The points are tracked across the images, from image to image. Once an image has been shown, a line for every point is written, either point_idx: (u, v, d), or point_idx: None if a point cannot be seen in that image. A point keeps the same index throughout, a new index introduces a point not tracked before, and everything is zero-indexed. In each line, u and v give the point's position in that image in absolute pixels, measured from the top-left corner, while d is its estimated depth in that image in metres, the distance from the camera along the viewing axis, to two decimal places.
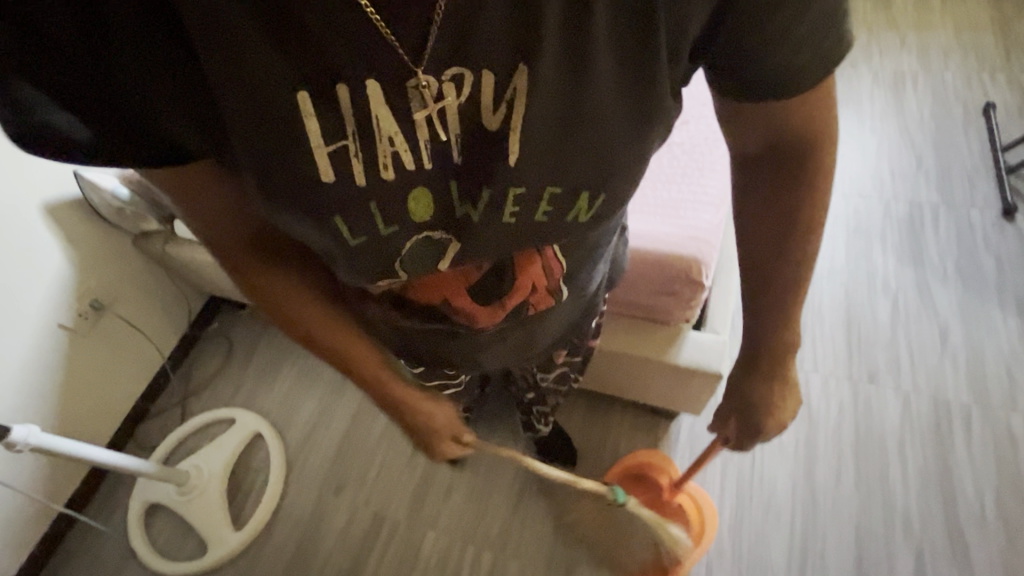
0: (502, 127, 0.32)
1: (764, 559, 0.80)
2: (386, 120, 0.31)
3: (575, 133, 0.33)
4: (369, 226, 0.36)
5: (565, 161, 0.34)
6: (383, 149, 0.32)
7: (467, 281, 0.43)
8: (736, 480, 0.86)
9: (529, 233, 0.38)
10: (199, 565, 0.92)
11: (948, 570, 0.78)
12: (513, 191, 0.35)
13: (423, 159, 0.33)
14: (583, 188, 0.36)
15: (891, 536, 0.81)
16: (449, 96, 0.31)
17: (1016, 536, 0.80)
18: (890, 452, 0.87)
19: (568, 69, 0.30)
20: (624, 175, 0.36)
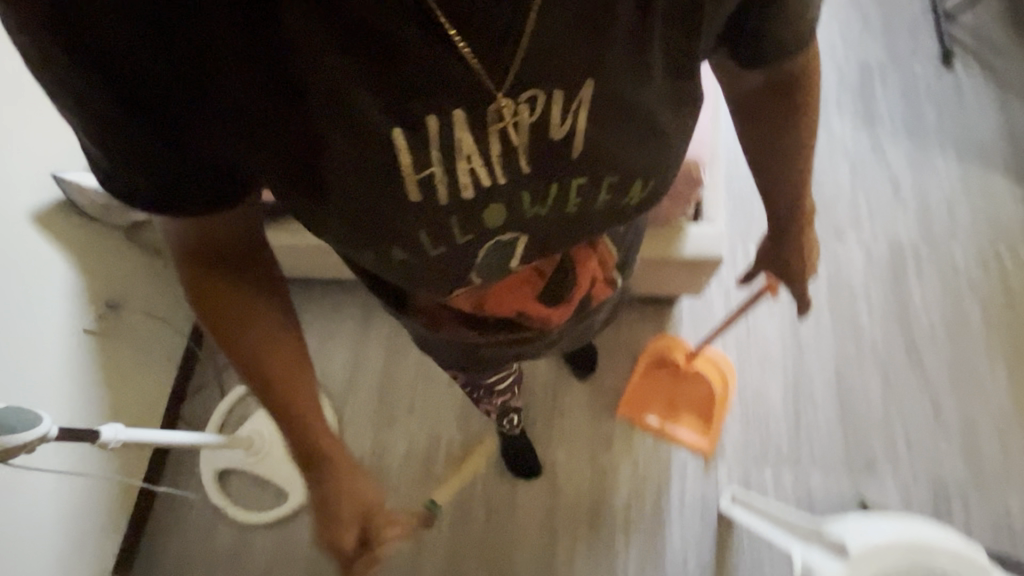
0: (566, 134, 0.39)
1: (765, 399, 0.97)
2: (467, 141, 0.37)
3: (626, 128, 0.41)
4: (449, 233, 0.42)
5: (619, 154, 0.42)
6: (465, 167, 0.38)
7: (537, 283, 0.57)
8: (735, 344, 1.01)
9: (588, 218, 0.47)
10: (285, 510, 1.03)
11: (907, 377, 0.96)
12: (577, 182, 0.43)
13: (498, 172, 0.40)
14: (636, 174, 0.45)
15: (863, 363, 0.98)
16: (524, 114, 0.37)
17: (959, 340, 0.97)
18: (856, 294, 1.02)
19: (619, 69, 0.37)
20: (664, 151, 0.45)
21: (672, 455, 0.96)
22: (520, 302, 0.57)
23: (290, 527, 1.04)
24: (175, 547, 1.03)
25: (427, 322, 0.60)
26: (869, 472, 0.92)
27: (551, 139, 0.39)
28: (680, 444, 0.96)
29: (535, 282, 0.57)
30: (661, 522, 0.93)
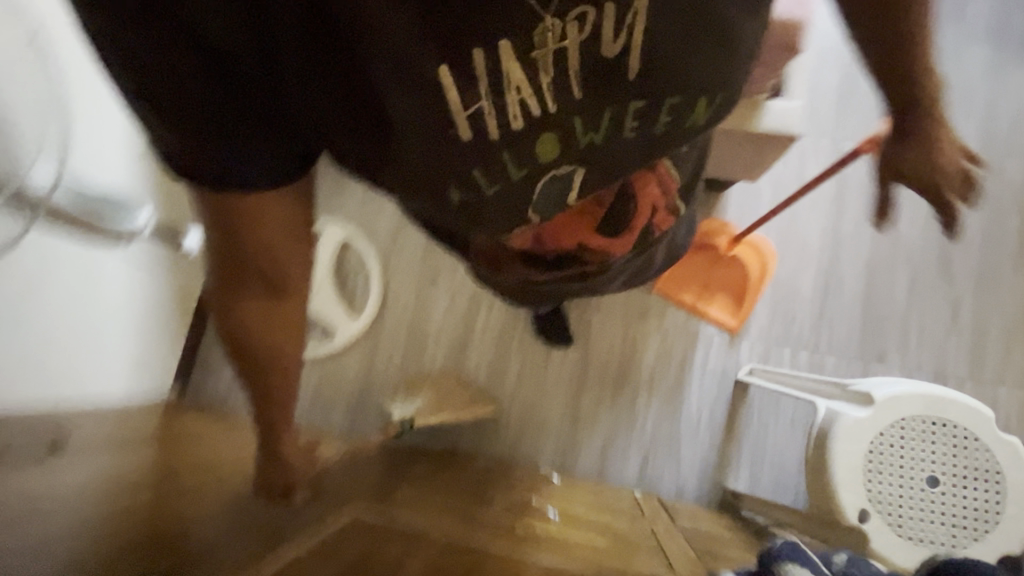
0: (621, 50, 0.38)
1: (796, 290, 1.02)
2: (515, 75, 0.37)
3: (699, 30, 0.39)
4: (500, 174, 0.43)
5: (686, 63, 0.40)
6: (513, 98, 0.38)
7: (592, 217, 0.56)
8: (777, 235, 1.04)
9: (649, 140, 0.45)
10: (330, 347, 1.10)
11: (934, 282, 1.01)
12: (635, 105, 0.42)
13: (547, 99, 0.40)
14: (703, 89, 0.42)
15: (894, 267, 1.02)
16: (572, 33, 0.36)
17: (990, 253, 1.01)
18: (904, 200, 1.04)
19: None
20: (742, 53, 0.42)
21: (700, 328, 1.03)
22: (576, 238, 0.58)
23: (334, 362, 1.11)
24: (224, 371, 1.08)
25: (486, 266, 0.62)
26: (878, 362, 0.99)
27: (602, 58, 0.38)
28: (709, 321, 1.03)
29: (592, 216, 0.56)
30: (683, 385, 1.02)
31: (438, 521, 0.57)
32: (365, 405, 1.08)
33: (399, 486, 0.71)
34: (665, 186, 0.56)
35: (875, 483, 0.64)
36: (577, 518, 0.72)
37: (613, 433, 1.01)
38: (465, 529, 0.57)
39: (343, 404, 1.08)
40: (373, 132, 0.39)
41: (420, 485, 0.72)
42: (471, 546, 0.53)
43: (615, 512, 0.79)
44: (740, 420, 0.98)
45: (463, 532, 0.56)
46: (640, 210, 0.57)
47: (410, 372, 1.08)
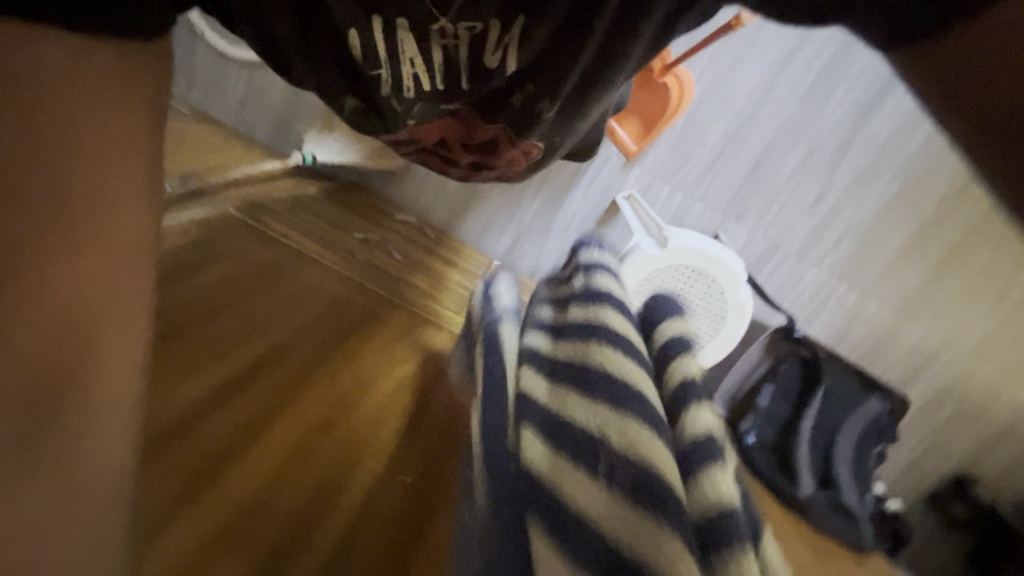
0: (497, 65, 0.55)
1: (701, 135, 1.07)
2: (410, 43, 0.53)
3: (559, 64, 0.54)
4: (394, 109, 0.61)
5: (546, 87, 0.57)
6: (406, 67, 0.56)
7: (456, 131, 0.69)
8: (712, 73, 1.03)
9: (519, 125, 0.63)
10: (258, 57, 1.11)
11: (822, 167, 1.06)
12: (511, 99, 0.60)
13: (434, 72, 0.57)
14: (552, 109, 0.60)
15: (798, 142, 1.05)
16: (459, 37, 0.53)
17: (888, 154, 1.04)
18: (849, 76, 1.01)
19: (540, 33, 0.52)
20: (606, 84, 0.58)
21: (603, 145, 1.09)
22: (439, 135, 0.71)
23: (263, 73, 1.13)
24: None
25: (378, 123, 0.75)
26: (736, 221, 1.11)
27: (481, 62, 0.55)
28: (613, 141, 1.07)
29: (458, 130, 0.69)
30: (568, 190, 1.12)
31: (289, 237, 0.73)
32: (289, 127, 1.15)
33: (282, 201, 0.86)
34: (526, 149, 0.70)
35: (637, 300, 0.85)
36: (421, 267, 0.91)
37: (496, 213, 1.15)
38: (313, 246, 0.74)
39: (269, 118, 1.16)
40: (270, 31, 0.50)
41: (301, 207, 0.87)
42: (309, 259, 0.70)
43: (460, 269, 1.00)
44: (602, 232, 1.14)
45: (310, 250, 0.73)
46: (500, 153, 0.72)
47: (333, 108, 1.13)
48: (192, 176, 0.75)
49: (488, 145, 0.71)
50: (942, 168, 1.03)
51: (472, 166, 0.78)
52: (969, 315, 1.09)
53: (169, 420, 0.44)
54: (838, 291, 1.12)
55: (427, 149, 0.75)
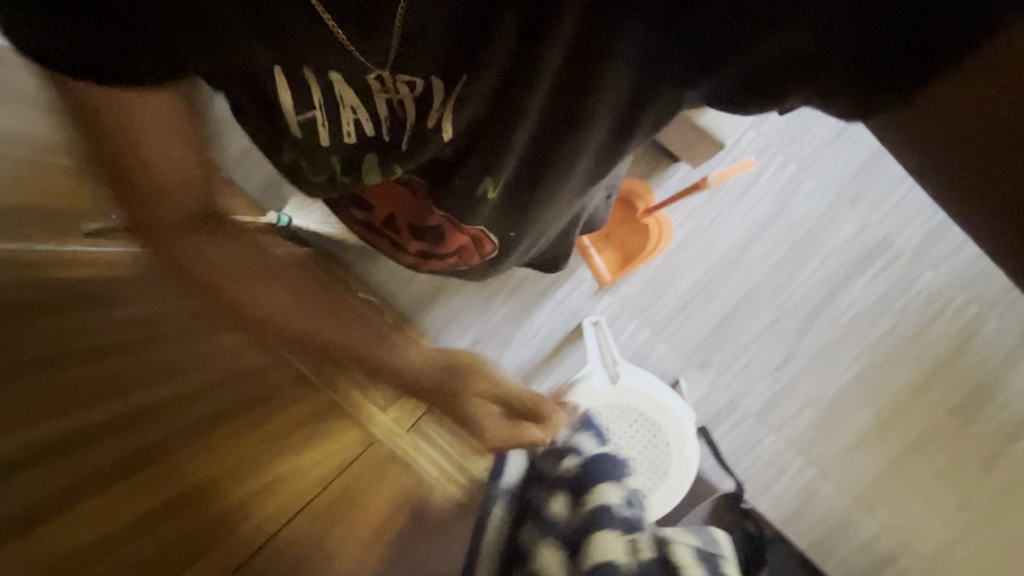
0: (437, 124, 0.50)
1: (673, 279, 1.08)
2: (348, 94, 0.50)
3: (493, 133, 0.49)
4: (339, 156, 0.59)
5: (482, 157, 0.52)
6: (347, 114, 0.53)
7: (408, 207, 0.68)
8: (692, 224, 1.07)
9: (460, 190, 0.58)
10: None
11: (787, 334, 1.06)
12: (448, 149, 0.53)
13: (380, 121, 0.53)
14: (489, 177, 0.54)
15: (765, 306, 1.06)
16: (403, 87, 0.47)
17: (849, 335, 1.05)
18: (818, 254, 1.05)
19: (475, 106, 0.46)
20: (551, 170, 0.52)
21: (580, 267, 1.10)
22: (393, 207, 0.69)
23: None
24: None
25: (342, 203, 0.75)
26: (698, 370, 1.08)
27: (422, 119, 0.50)
28: (589, 265, 1.08)
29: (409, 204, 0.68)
30: (537, 304, 1.11)
31: None
32: (280, 188, 1.17)
33: None
34: (482, 237, 0.68)
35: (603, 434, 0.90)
36: None
37: (460, 311, 1.12)
38: None
39: (263, 175, 1.17)
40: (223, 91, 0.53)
41: None
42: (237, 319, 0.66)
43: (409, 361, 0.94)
44: (564, 352, 1.10)
45: None
46: (449, 241, 0.70)
47: None
48: None
49: (436, 228, 0.69)
50: (903, 360, 1.04)
51: (423, 255, 0.77)
52: (927, 517, 1.03)
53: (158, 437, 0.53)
54: (794, 465, 1.06)
55: (380, 227, 0.75)
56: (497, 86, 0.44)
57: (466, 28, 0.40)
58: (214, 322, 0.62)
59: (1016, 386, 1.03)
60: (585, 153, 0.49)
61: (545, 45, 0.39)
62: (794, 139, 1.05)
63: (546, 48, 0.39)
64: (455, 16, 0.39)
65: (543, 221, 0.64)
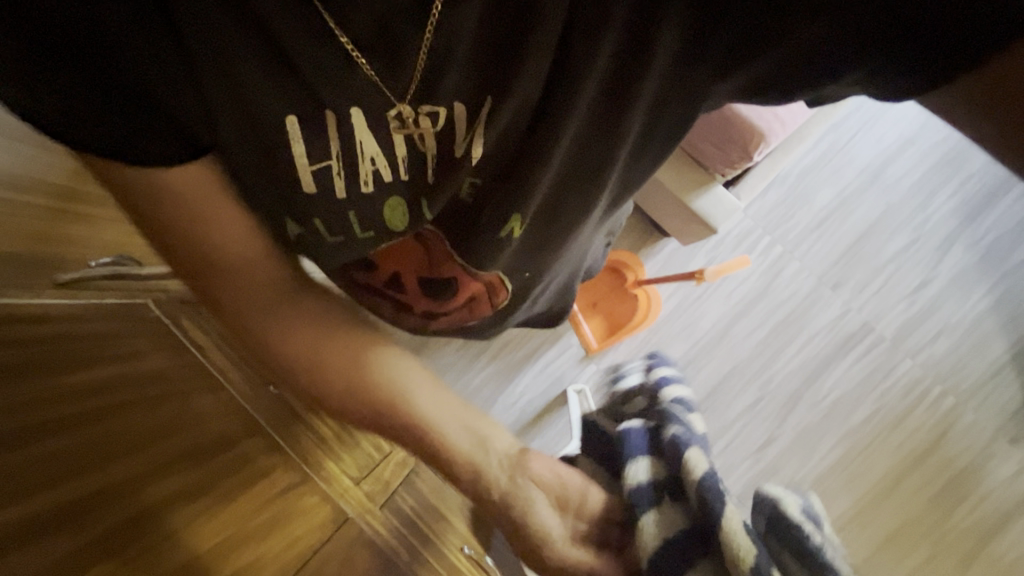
0: (465, 155, 0.41)
1: (660, 351, 1.08)
2: (370, 142, 0.40)
3: (522, 162, 0.42)
4: (348, 229, 0.48)
5: (505, 189, 0.45)
6: (366, 167, 0.42)
7: (416, 266, 0.60)
8: (678, 296, 1.08)
9: (488, 234, 0.50)
10: None
11: (770, 412, 1.06)
12: (469, 183, 0.45)
13: (399, 172, 0.43)
14: (514, 215, 0.47)
15: (749, 384, 1.06)
16: (426, 123, 0.39)
17: (831, 418, 1.05)
18: (802, 335, 1.07)
19: (512, 126, 0.39)
20: (579, 196, 0.47)
21: (567, 334, 1.09)
22: (397, 268, 0.61)
23: None
24: None
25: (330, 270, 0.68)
26: None
27: (448, 156, 0.42)
28: (576, 332, 1.08)
29: (419, 263, 0.60)
30: (521, 368, 1.09)
31: (205, 350, 0.66)
32: None
33: None
34: (495, 290, 0.62)
35: None
36: None
37: (443, 370, 1.09)
38: (222, 365, 0.67)
39: None
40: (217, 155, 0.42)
41: None
42: (210, 383, 0.62)
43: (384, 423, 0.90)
44: (546, 420, 1.07)
45: (218, 370, 0.65)
46: (460, 294, 0.63)
47: None
48: (128, 258, 0.71)
49: (443, 283, 0.61)
50: (884, 447, 1.04)
51: (429, 314, 0.69)
52: None
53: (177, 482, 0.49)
54: None
55: (376, 291, 0.66)
56: (534, 105, 0.38)
57: (498, 33, 0.33)
58: (188, 383, 0.59)
59: (993, 479, 1.03)
60: (608, 178, 0.45)
61: (586, 52, 0.34)
62: (772, 205, 1.09)
63: (587, 67, 0.35)
64: (482, 33, 0.33)
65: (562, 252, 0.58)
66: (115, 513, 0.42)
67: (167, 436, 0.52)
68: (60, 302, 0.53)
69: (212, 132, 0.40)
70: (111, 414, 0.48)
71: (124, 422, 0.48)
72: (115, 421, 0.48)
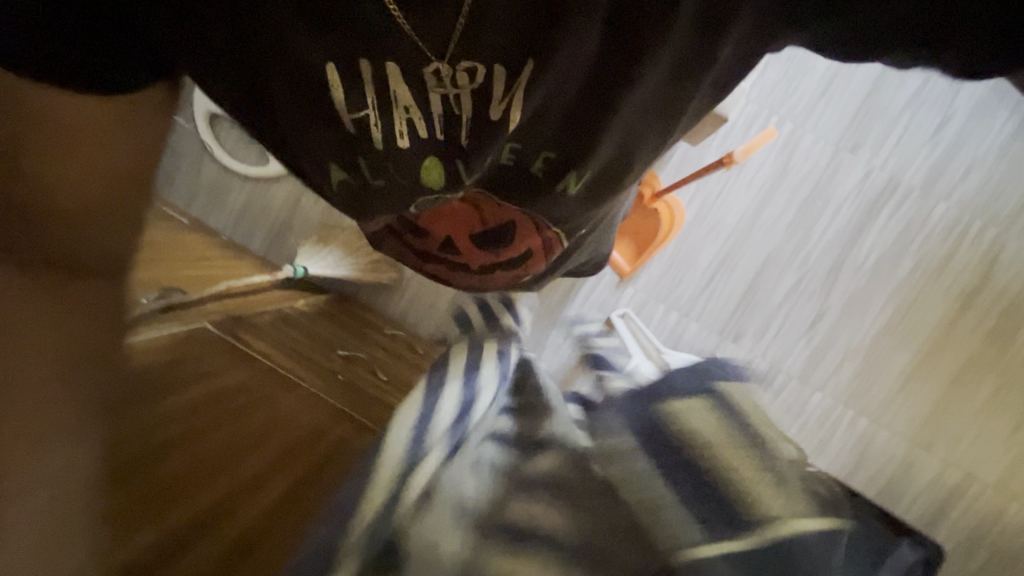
0: (503, 113, 0.42)
1: (694, 257, 1.08)
2: (404, 93, 0.41)
3: (582, 120, 0.44)
4: (389, 177, 0.49)
5: (561, 142, 0.46)
6: (400, 117, 0.43)
7: (471, 222, 0.64)
8: (701, 200, 1.08)
9: (529, 178, 0.51)
10: (261, 172, 1.14)
11: (814, 288, 1.06)
12: (510, 145, 0.46)
13: (434, 125, 0.44)
14: (572, 169, 0.48)
15: (788, 266, 1.06)
16: (464, 78, 0.40)
17: (875, 279, 1.05)
18: (830, 205, 1.05)
19: (558, 86, 0.40)
20: (632, 147, 0.47)
21: None
22: (454, 225, 0.65)
23: (266, 189, 1.16)
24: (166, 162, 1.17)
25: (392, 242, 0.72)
26: (734, 341, 1.08)
27: (483, 115, 0.43)
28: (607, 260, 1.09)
29: (472, 219, 0.63)
30: (562, 308, 1.12)
31: (272, 354, 0.69)
32: (284, 238, 1.16)
33: (267, 311, 0.82)
34: (549, 245, 0.64)
35: None
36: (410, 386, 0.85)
37: None
38: (294, 367, 0.70)
39: (266, 230, 1.17)
40: (262, 109, 0.44)
41: (284, 319, 0.83)
42: (287, 383, 0.65)
43: None
44: None
45: (292, 371, 0.68)
46: (517, 245, 0.65)
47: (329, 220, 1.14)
48: (175, 290, 0.73)
49: (500, 234, 0.64)
50: (933, 296, 1.04)
51: (487, 272, 0.72)
52: (987, 446, 1.03)
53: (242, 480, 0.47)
54: (846, 417, 1.06)
55: (438, 249, 0.71)
56: (596, 60, 0.39)
57: None
58: (272, 389, 0.62)
59: None
60: (640, 133, 0.46)
61: (656, 16, 0.36)
62: (775, 80, 1.05)
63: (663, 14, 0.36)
64: None
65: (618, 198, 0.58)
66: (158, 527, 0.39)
67: (260, 444, 0.52)
68: (137, 339, 0.56)
69: (259, 89, 0.43)
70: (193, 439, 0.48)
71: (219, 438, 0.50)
72: (205, 441, 0.48)
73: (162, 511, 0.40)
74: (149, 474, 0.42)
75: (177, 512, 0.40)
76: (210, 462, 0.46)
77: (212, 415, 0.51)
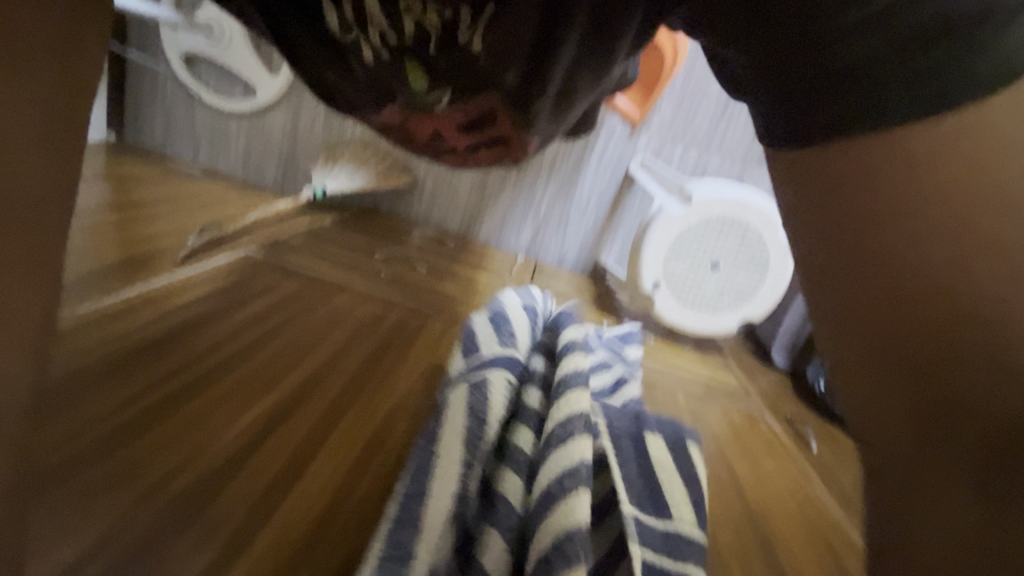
0: (468, 42, 0.48)
1: (703, 87, 1.02)
2: (379, 15, 0.46)
3: (539, 60, 0.49)
4: (375, 74, 0.55)
5: (520, 72, 0.52)
6: (376, 34, 0.48)
7: (452, 122, 0.65)
8: None
9: (501, 89, 0.56)
10: (252, 105, 1.13)
11: None
12: (477, 64, 0.51)
13: (408, 41, 0.49)
14: (534, 95, 0.55)
15: None
16: (432, 12, 0.45)
17: None
18: None
19: (520, 18, 0.44)
20: (591, 67, 0.52)
21: (605, 117, 1.06)
22: (436, 126, 0.66)
23: (262, 121, 1.15)
24: (160, 117, 1.17)
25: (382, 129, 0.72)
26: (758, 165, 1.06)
27: (453, 38, 0.48)
28: (615, 111, 1.04)
29: (454, 121, 0.65)
30: (578, 171, 1.10)
31: (317, 266, 0.75)
32: (295, 168, 1.18)
33: (303, 234, 0.87)
34: (523, 133, 0.66)
35: (670, 264, 0.84)
36: (450, 273, 0.92)
37: (510, 209, 1.13)
38: (340, 273, 0.76)
39: (275, 164, 1.18)
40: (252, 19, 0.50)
41: (320, 236, 0.88)
42: (337, 285, 0.72)
43: (486, 269, 1.01)
44: (621, 207, 1.11)
45: (337, 277, 0.74)
46: (497, 133, 0.68)
47: (332, 137, 1.14)
48: (209, 229, 0.76)
49: (481, 126, 0.66)
50: None
51: (473, 151, 0.74)
52: None
53: (278, 406, 0.48)
54: None
55: (426, 139, 0.72)
56: (541, 14, 0.44)
57: None
58: (323, 293, 0.68)
59: None
60: (593, 54, 0.49)
61: None
62: None
63: None
64: None
65: (597, 85, 0.60)
66: (193, 466, 0.39)
67: (297, 362, 0.55)
68: (187, 274, 0.61)
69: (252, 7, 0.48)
70: (227, 369, 0.50)
71: (255, 364, 0.52)
72: (249, 367, 0.51)
73: (210, 435, 0.42)
74: (197, 401, 0.45)
75: (234, 426, 0.44)
76: (247, 387, 0.49)
77: (252, 346, 0.54)
